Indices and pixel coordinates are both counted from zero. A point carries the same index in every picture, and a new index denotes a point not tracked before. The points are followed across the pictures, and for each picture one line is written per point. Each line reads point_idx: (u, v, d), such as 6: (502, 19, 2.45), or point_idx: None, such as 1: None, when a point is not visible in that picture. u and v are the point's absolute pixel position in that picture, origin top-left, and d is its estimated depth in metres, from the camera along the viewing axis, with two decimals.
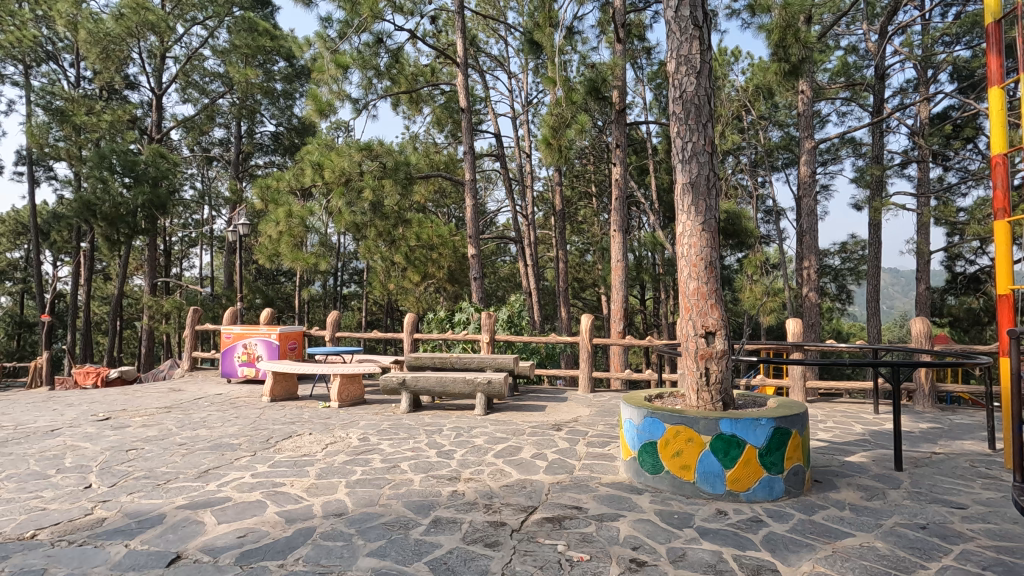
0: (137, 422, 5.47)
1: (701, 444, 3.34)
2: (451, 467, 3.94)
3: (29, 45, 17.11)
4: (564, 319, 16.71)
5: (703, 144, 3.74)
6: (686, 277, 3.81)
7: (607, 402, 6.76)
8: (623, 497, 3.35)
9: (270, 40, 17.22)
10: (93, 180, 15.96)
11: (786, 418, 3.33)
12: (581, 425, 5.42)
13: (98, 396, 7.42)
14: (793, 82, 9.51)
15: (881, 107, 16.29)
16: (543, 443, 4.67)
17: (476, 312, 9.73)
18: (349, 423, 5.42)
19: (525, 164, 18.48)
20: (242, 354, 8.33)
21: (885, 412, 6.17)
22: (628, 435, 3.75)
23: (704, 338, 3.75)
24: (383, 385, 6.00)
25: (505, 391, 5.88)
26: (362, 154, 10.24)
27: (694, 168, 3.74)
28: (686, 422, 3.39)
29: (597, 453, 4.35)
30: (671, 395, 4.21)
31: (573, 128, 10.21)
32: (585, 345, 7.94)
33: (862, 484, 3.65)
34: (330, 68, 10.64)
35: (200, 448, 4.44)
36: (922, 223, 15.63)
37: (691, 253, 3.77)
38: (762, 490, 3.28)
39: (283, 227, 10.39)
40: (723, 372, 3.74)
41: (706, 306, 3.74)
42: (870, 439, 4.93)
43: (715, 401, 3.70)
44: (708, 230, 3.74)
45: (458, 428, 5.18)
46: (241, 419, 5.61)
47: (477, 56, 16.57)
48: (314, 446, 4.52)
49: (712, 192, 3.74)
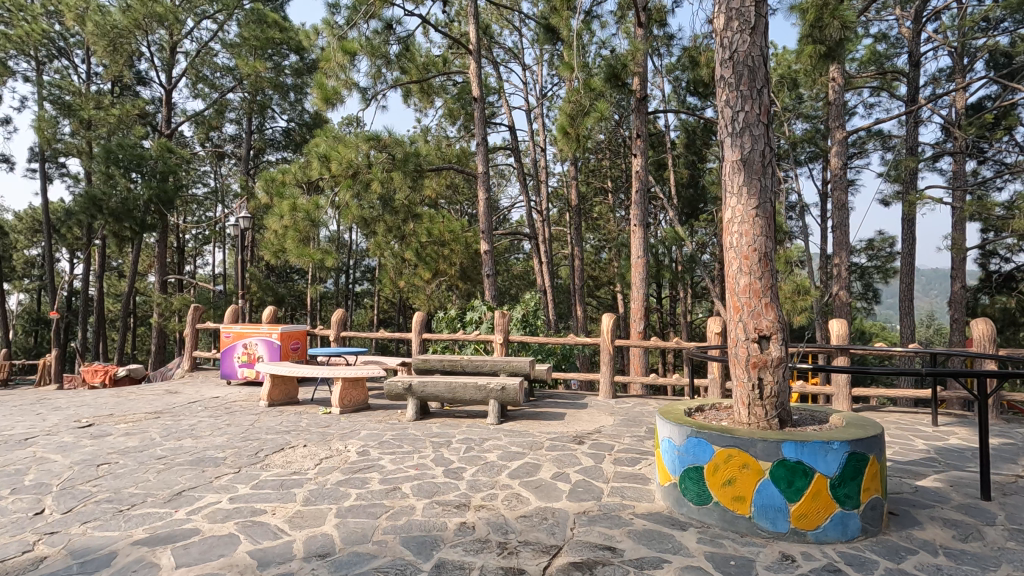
0: (121, 429, 5.05)
1: (758, 471, 2.78)
2: (460, 491, 3.41)
3: (39, 39, 16.92)
4: (579, 317, 16.16)
5: (758, 113, 3.17)
6: (736, 271, 3.24)
7: (633, 410, 6.20)
8: (664, 534, 2.79)
9: (279, 32, 16.94)
10: (102, 176, 15.73)
11: (862, 440, 2.76)
12: (606, 437, 4.87)
13: (91, 400, 7.02)
14: (828, 67, 8.88)
15: (915, 96, 15.45)
16: (564, 460, 4.12)
17: (488, 311, 9.22)
18: (349, 434, 4.92)
19: (540, 158, 17.88)
20: (242, 355, 7.91)
21: (945, 424, 5.51)
22: (666, 457, 3.19)
23: (758, 344, 3.18)
24: (387, 391, 5.50)
25: (521, 399, 5.34)
26: (369, 144, 9.84)
27: (747, 142, 3.17)
28: (740, 445, 2.83)
29: (627, 474, 3.79)
30: (713, 408, 3.66)
31: (591, 117, 9.59)
32: (605, 347, 7.35)
33: (949, 519, 3.05)
34: (337, 56, 10.16)
35: (180, 462, 3.97)
36: (956, 220, 14.84)
37: (741, 243, 3.21)
38: (834, 528, 2.72)
39: (289, 222, 9.83)
40: (779, 384, 3.18)
41: (760, 305, 3.16)
42: (939, 458, 4.31)
43: (770, 417, 3.15)
44: (763, 215, 3.17)
45: (468, 441, 4.65)
46: (233, 428, 5.14)
47: (490, 47, 16.10)
48: (307, 461, 4.03)
49: (767, 171, 3.18)
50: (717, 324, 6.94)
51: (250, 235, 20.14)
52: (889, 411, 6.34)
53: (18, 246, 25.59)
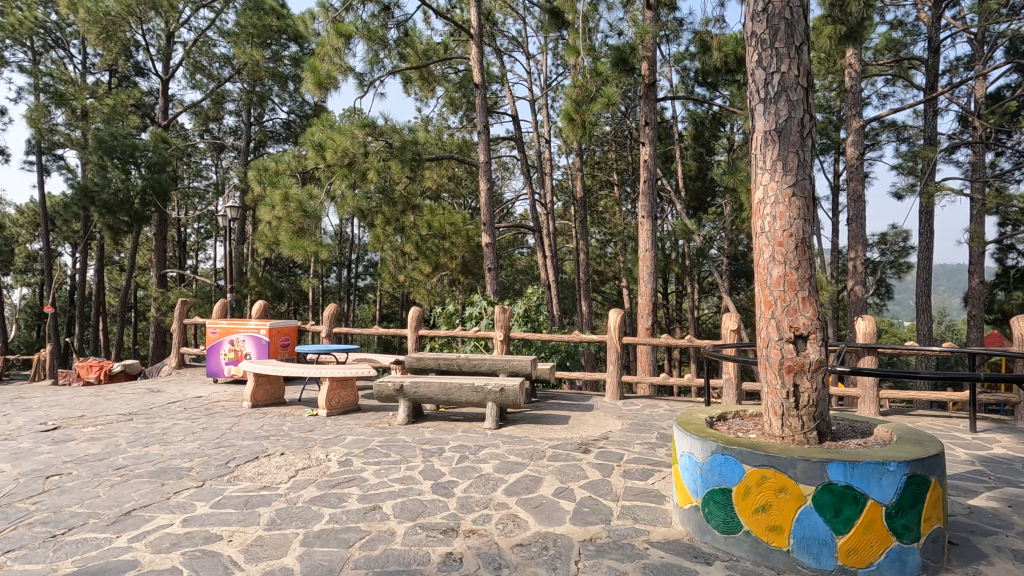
0: (86, 433, 4.65)
1: (799, 497, 2.34)
2: (449, 511, 2.99)
3: (32, 27, 16.49)
4: (585, 313, 15.68)
5: (797, 74, 2.71)
6: (768, 260, 2.79)
7: (642, 413, 5.76)
8: (686, 570, 2.36)
9: (276, 19, 16.46)
10: (95, 167, 15.34)
11: (921, 460, 2.32)
12: (615, 445, 4.43)
13: (67, 399, 6.64)
14: (849, 48, 8.30)
15: (934, 84, 14.82)
16: (568, 472, 3.69)
17: (489, 306, 8.81)
18: (334, 440, 4.50)
19: (545, 150, 17.33)
20: (229, 352, 7.50)
21: (984, 430, 5.05)
22: (686, 475, 2.76)
23: (793, 345, 2.74)
24: (376, 392, 5.07)
25: (522, 401, 4.90)
26: (366, 132, 9.35)
27: (782, 110, 2.72)
28: (776, 464, 2.39)
29: (639, 490, 3.36)
30: (738, 417, 3.23)
31: (598, 102, 9.07)
32: (613, 345, 6.89)
33: (1020, 551, 2.60)
34: (331, 39, 9.71)
35: (138, 474, 3.56)
36: (975, 213, 14.28)
37: (775, 227, 2.75)
38: (890, 566, 2.29)
39: (281, 213, 9.34)
40: (817, 391, 2.74)
41: (796, 299, 2.72)
42: (988, 472, 3.85)
43: (808, 430, 2.71)
44: (801, 194, 2.72)
45: (464, 449, 4.23)
46: (209, 432, 4.74)
47: (494, 36, 15.61)
48: (281, 473, 3.61)
49: (806, 142, 2.73)
50: (734, 321, 6.45)
51: (247, 227, 19.78)
52: (920, 415, 5.88)
53: (19, 240, 25.28)
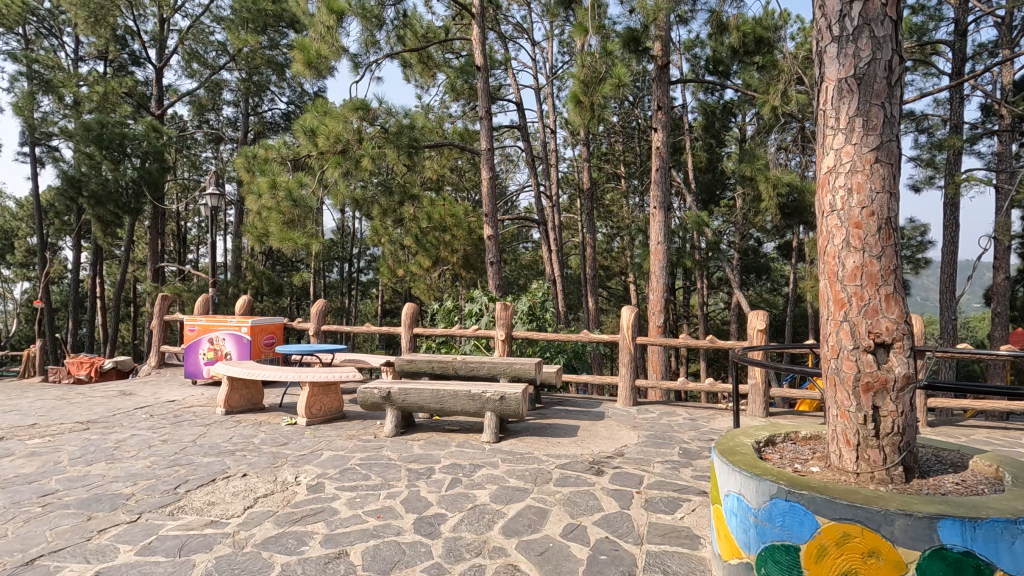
0: (28, 447, 4.08)
1: (897, 565, 1.73)
2: (431, 561, 2.39)
3: (20, 11, 15.86)
4: (592, 310, 14.77)
5: (884, 3, 2.10)
6: (839, 247, 2.16)
7: (659, 423, 5.13)
8: None
9: (272, 4, 15.62)
10: (83, 157, 14.72)
11: None
12: (630, 464, 3.82)
13: (28, 401, 6.08)
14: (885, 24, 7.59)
15: (961, 69, 14.07)
16: (580, 502, 3.09)
17: (490, 302, 8.27)
18: (309, 455, 3.92)
19: (550, 141, 16.62)
20: (208, 351, 6.95)
21: None
22: (735, 523, 2.14)
23: (873, 356, 2.11)
24: (359, 399, 4.46)
25: (524, 411, 4.30)
26: (358, 116, 8.62)
27: (864, 50, 2.10)
28: (865, 519, 1.77)
29: (667, 529, 2.75)
30: (788, 442, 2.62)
31: (608, 83, 8.33)
32: (624, 346, 6.27)
33: None
34: (323, 18, 9.06)
35: (65, 503, 2.97)
36: (1001, 205, 13.51)
37: (851, 203, 2.13)
38: None
39: (269, 203, 8.70)
40: (903, 417, 2.11)
41: (877, 297, 2.10)
42: None
43: (892, 465, 2.10)
44: (885, 160, 2.11)
45: (458, 468, 3.64)
46: (168, 445, 4.17)
47: (497, 19, 14.92)
48: (238, 502, 3.03)
49: (893, 91, 2.12)
50: (760, 320, 5.82)
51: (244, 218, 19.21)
52: (970, 426, 5.22)
53: (17, 233, 24.71)
